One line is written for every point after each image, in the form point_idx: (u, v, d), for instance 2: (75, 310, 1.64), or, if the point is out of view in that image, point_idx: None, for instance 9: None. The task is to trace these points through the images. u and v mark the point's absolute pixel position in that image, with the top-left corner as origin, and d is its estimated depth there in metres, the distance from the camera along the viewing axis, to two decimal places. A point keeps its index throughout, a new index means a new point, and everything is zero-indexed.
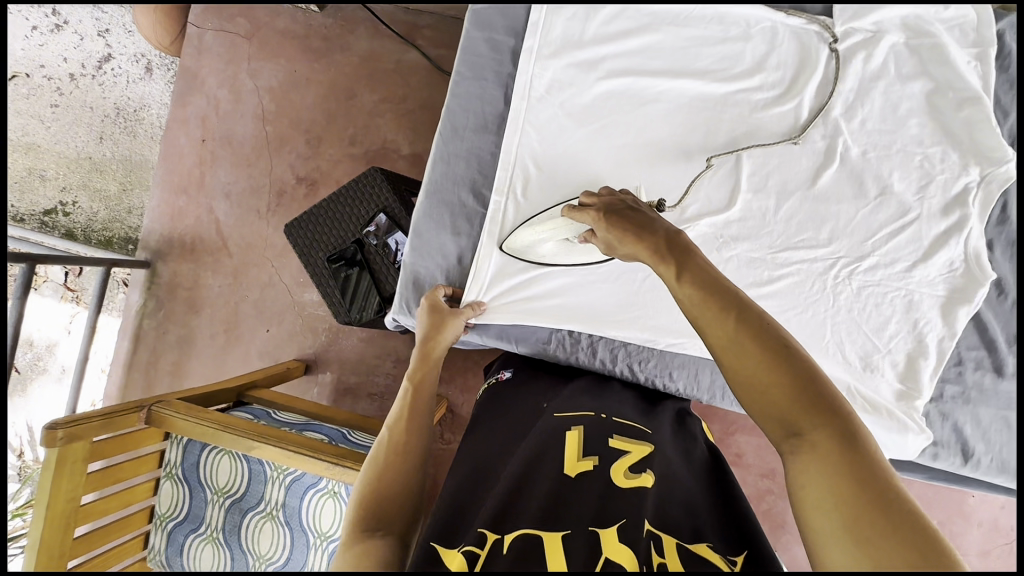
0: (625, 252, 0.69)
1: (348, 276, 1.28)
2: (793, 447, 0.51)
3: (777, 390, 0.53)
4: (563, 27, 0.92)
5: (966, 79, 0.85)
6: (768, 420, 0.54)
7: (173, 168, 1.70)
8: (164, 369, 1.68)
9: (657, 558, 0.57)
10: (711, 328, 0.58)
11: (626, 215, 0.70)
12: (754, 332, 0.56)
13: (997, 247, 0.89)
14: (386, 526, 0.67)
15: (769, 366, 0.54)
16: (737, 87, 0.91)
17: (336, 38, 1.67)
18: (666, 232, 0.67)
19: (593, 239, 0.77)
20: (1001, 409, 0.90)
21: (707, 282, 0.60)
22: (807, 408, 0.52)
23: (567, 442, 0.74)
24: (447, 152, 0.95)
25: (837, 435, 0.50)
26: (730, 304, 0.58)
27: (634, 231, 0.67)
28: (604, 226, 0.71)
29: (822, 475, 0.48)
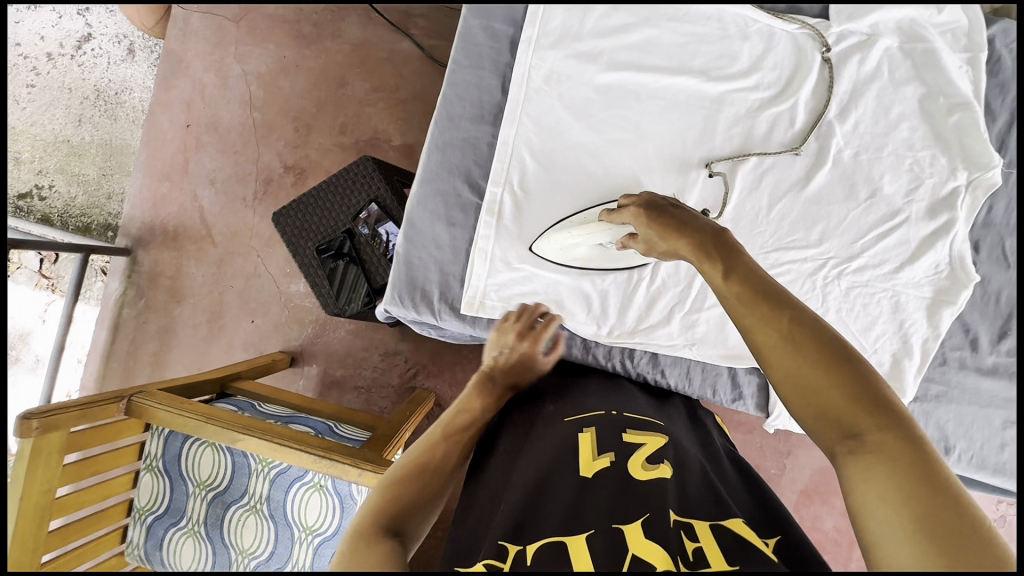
0: (665, 248, 0.72)
1: (338, 266, 1.26)
2: (853, 448, 0.53)
3: (836, 392, 0.55)
4: (562, 17, 0.91)
5: (956, 84, 0.86)
6: (822, 425, 0.56)
7: (156, 153, 1.65)
8: (143, 360, 1.64)
9: (691, 545, 0.57)
10: (761, 328, 0.60)
11: (669, 211, 0.72)
12: (812, 334, 0.58)
13: (982, 249, 0.91)
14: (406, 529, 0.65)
15: (826, 368, 0.56)
16: (732, 87, 0.91)
17: (328, 25, 1.64)
18: (710, 232, 0.68)
19: (632, 243, 0.79)
20: (983, 407, 0.92)
21: (755, 285, 0.62)
22: (869, 412, 0.53)
23: (580, 445, 0.75)
24: (442, 142, 0.93)
25: (897, 438, 0.51)
26: (783, 306, 0.60)
27: (674, 227, 0.70)
28: (645, 224, 0.74)
29: (884, 477, 0.49)
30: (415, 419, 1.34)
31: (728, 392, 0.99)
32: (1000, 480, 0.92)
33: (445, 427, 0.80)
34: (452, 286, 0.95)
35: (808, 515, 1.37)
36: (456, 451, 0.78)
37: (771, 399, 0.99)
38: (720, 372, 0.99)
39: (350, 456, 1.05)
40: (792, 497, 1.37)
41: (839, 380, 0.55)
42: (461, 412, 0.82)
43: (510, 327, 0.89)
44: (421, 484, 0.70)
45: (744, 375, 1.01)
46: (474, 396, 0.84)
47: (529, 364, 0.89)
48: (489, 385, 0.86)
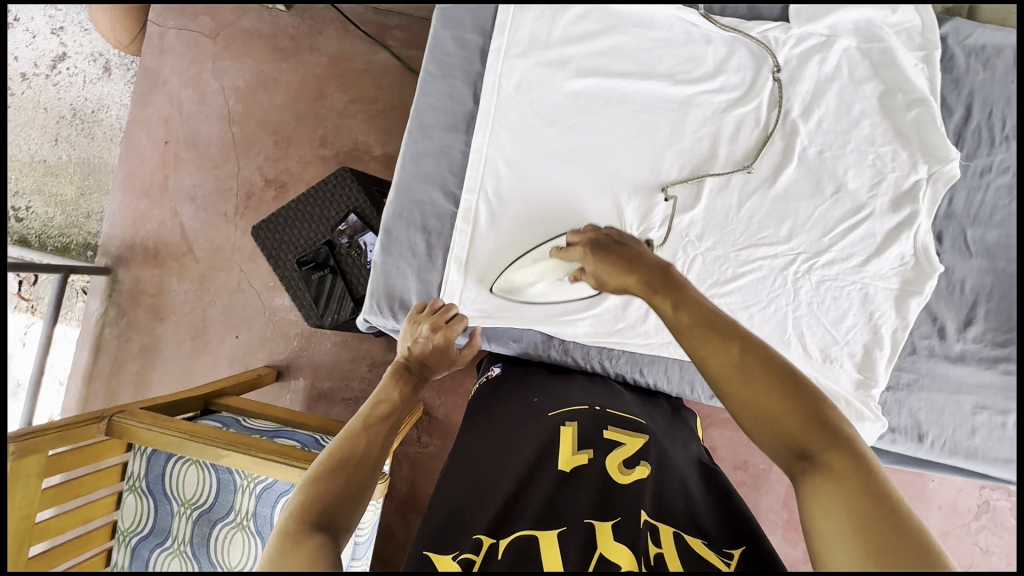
0: (614, 286, 0.75)
1: (319, 277, 1.26)
2: (806, 468, 0.56)
3: (790, 417, 0.58)
4: (530, 27, 0.93)
5: (914, 81, 0.89)
6: (778, 448, 0.59)
7: (134, 171, 1.64)
8: (127, 380, 1.62)
9: (654, 548, 0.61)
10: (716, 358, 0.62)
11: (614, 250, 0.77)
12: (761, 362, 0.61)
13: (945, 239, 0.93)
14: (336, 521, 0.65)
15: (778, 394, 0.59)
16: (698, 89, 0.93)
17: (304, 38, 1.65)
18: (657, 268, 0.72)
19: (583, 277, 0.82)
20: (953, 393, 0.94)
21: (705, 316, 0.65)
22: (820, 434, 0.57)
23: (561, 439, 0.78)
24: (416, 151, 0.94)
25: (844, 456, 0.56)
26: (732, 336, 0.63)
27: (622, 264, 0.74)
28: (593, 262, 0.78)
29: (836, 496, 0.53)
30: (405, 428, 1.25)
31: (706, 387, 0.99)
32: (973, 464, 0.94)
33: (367, 418, 0.80)
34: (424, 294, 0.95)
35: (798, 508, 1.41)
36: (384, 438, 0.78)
37: None
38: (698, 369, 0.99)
39: None
40: (781, 491, 1.41)
41: (790, 404, 0.59)
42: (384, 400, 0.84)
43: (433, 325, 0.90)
44: (347, 474, 0.70)
45: None
46: (393, 387, 0.86)
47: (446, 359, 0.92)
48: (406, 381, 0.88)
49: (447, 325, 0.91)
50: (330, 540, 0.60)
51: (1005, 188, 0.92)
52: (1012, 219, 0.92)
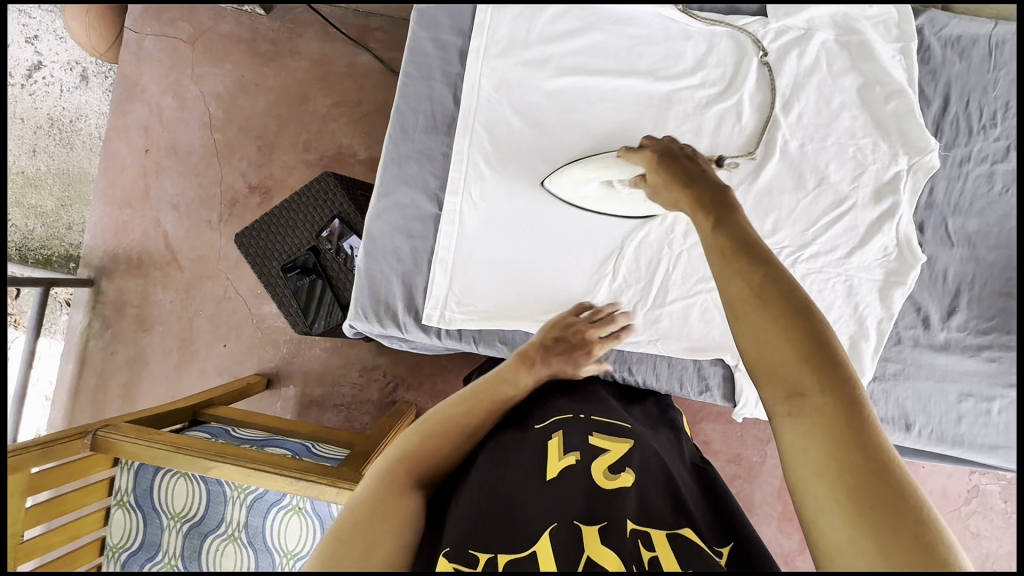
0: (667, 197, 0.69)
1: (305, 285, 1.26)
2: (798, 408, 0.54)
3: (793, 353, 0.55)
4: (509, 27, 0.92)
5: (891, 74, 0.90)
6: (774, 386, 0.57)
7: (114, 181, 1.62)
8: (113, 393, 1.60)
9: (647, 553, 0.60)
10: (734, 286, 0.60)
11: (681, 162, 0.69)
12: (781, 295, 0.58)
13: (927, 229, 0.94)
14: (427, 483, 0.72)
15: (789, 331, 0.56)
16: (679, 85, 0.93)
17: (284, 41, 1.63)
18: (710, 181, 0.68)
19: (641, 185, 0.75)
20: (938, 382, 0.94)
21: (740, 240, 0.62)
22: (822, 375, 0.54)
23: (547, 446, 0.75)
24: (397, 155, 0.93)
25: (839, 401, 0.52)
26: (760, 263, 0.60)
27: (680, 179, 0.68)
28: (655, 171, 0.71)
29: (819, 441, 0.51)
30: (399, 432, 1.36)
31: (695, 382, 0.99)
32: (960, 451, 0.94)
33: (491, 394, 0.82)
34: (409, 299, 0.94)
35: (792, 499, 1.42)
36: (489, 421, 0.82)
37: (737, 388, 0.97)
38: (686, 365, 0.99)
39: (328, 476, 1.05)
40: (775, 482, 1.43)
41: (797, 343, 0.55)
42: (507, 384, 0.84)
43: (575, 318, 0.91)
44: (453, 448, 0.76)
45: (708, 366, 1.00)
46: (522, 373, 0.85)
47: (576, 362, 0.89)
48: (535, 366, 0.86)
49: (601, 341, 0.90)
50: (421, 503, 0.68)
51: (983, 176, 0.93)
52: (989, 208, 0.93)
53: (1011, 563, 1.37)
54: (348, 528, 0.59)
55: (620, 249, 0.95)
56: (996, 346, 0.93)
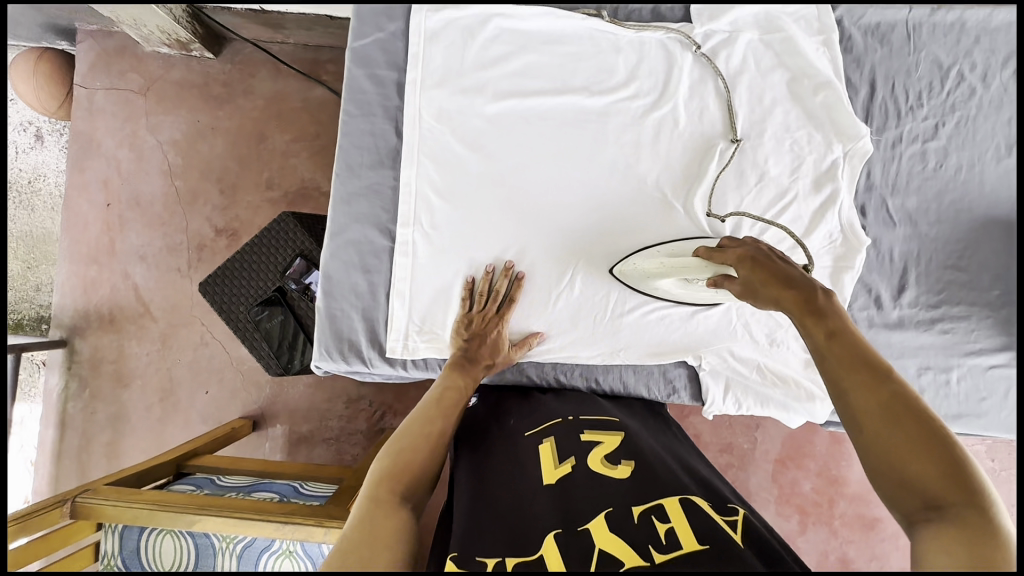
0: (766, 295, 0.70)
1: (275, 326, 1.26)
2: (929, 519, 0.57)
3: (926, 464, 0.58)
4: (443, 57, 0.94)
5: (816, 66, 0.93)
6: (902, 495, 0.59)
7: (77, 239, 1.60)
8: (98, 453, 1.58)
9: (663, 525, 0.67)
10: (861, 397, 0.63)
11: (776, 264, 0.72)
12: (908, 410, 0.61)
13: (869, 212, 0.96)
14: (416, 495, 0.74)
15: (920, 445, 0.59)
16: (616, 97, 0.95)
17: (236, 84, 1.63)
18: (818, 286, 0.69)
19: (727, 283, 0.76)
20: (897, 358, 0.96)
21: (852, 349, 0.65)
22: (952, 485, 0.57)
23: (541, 454, 0.81)
24: (346, 193, 0.94)
25: (971, 513, 0.56)
26: (877, 373, 0.64)
27: (779, 279, 0.70)
28: (749, 269, 0.73)
29: (960, 550, 0.54)
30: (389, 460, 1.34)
31: (661, 386, 1.01)
32: None
33: (438, 402, 0.85)
34: (371, 332, 0.95)
35: (786, 482, 1.45)
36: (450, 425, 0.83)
37: (703, 386, 0.99)
38: (651, 370, 1.00)
39: (314, 516, 1.06)
40: (768, 468, 1.45)
41: (927, 457, 0.58)
42: (448, 388, 0.87)
43: (470, 311, 0.94)
44: (429, 451, 0.79)
45: (673, 368, 1.01)
46: (459, 376, 0.90)
47: (496, 348, 0.93)
48: (468, 368, 0.91)
49: (507, 303, 0.94)
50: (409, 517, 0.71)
51: (917, 155, 0.96)
52: (926, 185, 0.96)
53: None
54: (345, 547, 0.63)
55: (577, 263, 0.95)
56: (948, 318, 0.95)
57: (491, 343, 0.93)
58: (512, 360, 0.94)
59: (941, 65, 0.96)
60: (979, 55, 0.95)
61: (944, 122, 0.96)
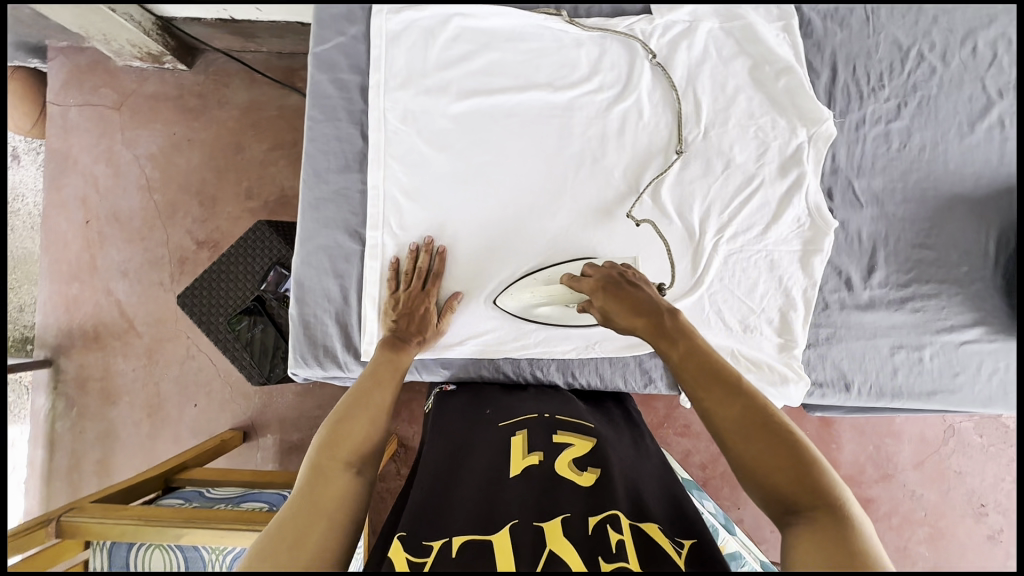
0: (623, 323, 0.80)
1: (254, 335, 1.26)
2: (791, 521, 0.62)
3: (780, 467, 0.65)
4: (405, 58, 0.94)
5: (776, 51, 0.93)
6: (768, 501, 0.65)
7: (58, 258, 1.59)
8: (89, 470, 1.57)
9: (615, 536, 0.66)
10: (719, 411, 0.70)
11: (629, 292, 0.81)
12: (760, 421, 0.68)
13: (836, 194, 0.97)
14: (364, 461, 0.77)
15: (773, 452, 0.66)
16: (579, 92, 0.95)
17: (211, 94, 1.62)
18: (665, 310, 0.80)
19: (590, 308, 0.84)
20: (870, 338, 0.97)
21: (709, 369, 0.73)
22: (804, 486, 0.63)
23: (512, 448, 0.83)
24: (314, 198, 0.94)
25: (824, 509, 0.61)
26: (730, 388, 0.71)
27: (630, 308, 0.80)
28: (602, 297, 0.82)
29: (816, 547, 0.58)
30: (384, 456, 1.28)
31: (637, 377, 1.01)
32: (901, 401, 0.98)
33: (377, 373, 0.86)
34: (345, 337, 0.95)
35: None
36: (390, 392, 0.84)
37: None
38: (627, 362, 1.01)
39: None
40: None
41: (779, 460, 0.65)
42: (386, 360, 0.87)
43: (397, 291, 0.93)
44: (369, 424, 0.80)
45: (649, 359, 1.01)
46: (389, 355, 0.88)
47: (426, 322, 0.92)
48: (400, 346, 0.89)
49: (433, 273, 0.93)
50: (351, 480, 0.74)
51: (881, 136, 0.97)
52: (891, 165, 0.97)
53: (992, 495, 1.41)
54: (291, 512, 0.67)
55: (550, 261, 0.95)
56: (919, 296, 0.96)
57: (419, 319, 0.92)
58: (441, 335, 0.94)
59: (901, 46, 0.96)
60: (938, 34, 0.96)
61: (906, 102, 0.97)
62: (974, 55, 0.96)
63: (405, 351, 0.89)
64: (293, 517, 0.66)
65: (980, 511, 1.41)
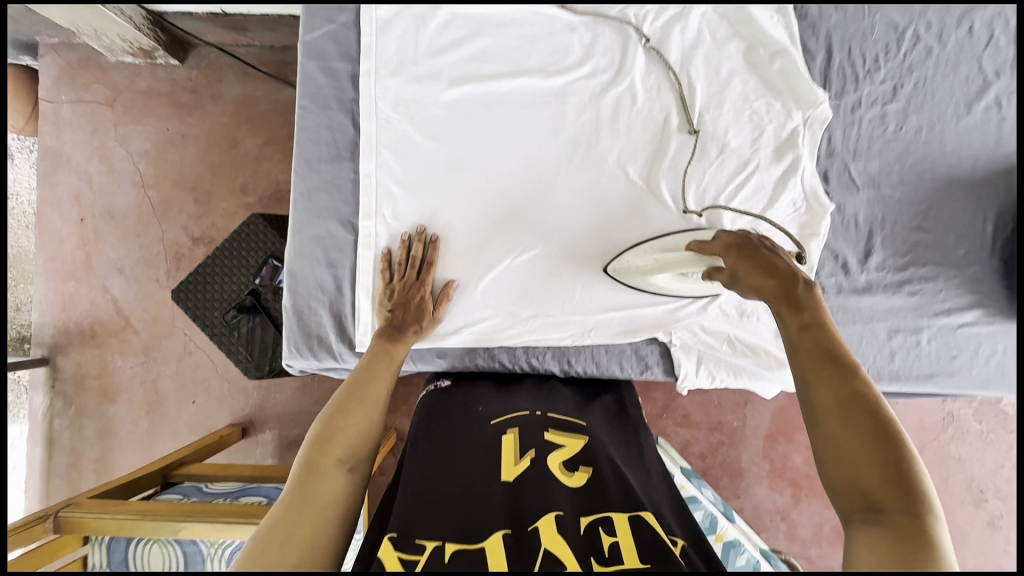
0: (749, 282, 0.75)
1: (251, 329, 1.25)
2: (866, 515, 0.59)
3: (871, 461, 0.60)
4: (395, 45, 0.92)
5: (771, 34, 0.92)
6: (847, 493, 0.61)
7: (53, 256, 1.58)
8: (88, 468, 1.57)
9: (608, 539, 0.66)
10: (822, 388, 0.66)
11: (760, 253, 0.76)
12: (869, 410, 0.63)
13: (832, 177, 0.96)
14: (354, 459, 0.76)
15: (870, 444, 0.61)
16: (572, 78, 0.94)
17: (204, 88, 1.60)
18: (800, 278, 0.74)
19: (717, 275, 0.80)
20: (867, 322, 0.96)
21: (825, 346, 0.68)
22: (894, 487, 0.58)
23: (503, 447, 0.82)
24: (306, 188, 0.93)
25: (910, 516, 0.57)
26: (845, 370, 0.66)
27: (756, 264, 0.75)
28: (734, 256, 0.78)
29: (891, 549, 0.55)
30: (383, 452, 1.26)
31: (634, 362, 1.01)
32: (898, 385, 0.98)
33: (372, 369, 0.85)
34: (340, 326, 0.95)
35: (778, 456, 1.45)
36: (383, 388, 0.84)
37: (675, 361, 1.00)
38: (624, 347, 1.00)
39: None
40: (758, 443, 1.45)
41: (873, 451, 0.61)
42: (380, 355, 0.87)
43: (391, 281, 0.94)
44: (362, 420, 0.79)
45: (646, 346, 1.01)
46: (383, 348, 0.88)
47: (422, 311, 0.92)
48: (395, 337, 0.90)
49: (427, 262, 0.93)
50: (343, 478, 0.73)
51: (877, 119, 0.96)
52: (888, 147, 0.96)
53: (992, 481, 1.41)
54: (284, 510, 0.66)
55: (543, 249, 0.95)
56: (916, 279, 0.96)
57: (416, 309, 0.92)
58: (439, 322, 0.94)
59: (898, 27, 0.94)
60: (934, 13, 0.94)
61: (903, 84, 0.96)
62: (972, 35, 0.95)
63: (400, 342, 0.90)
64: (286, 514, 0.66)
65: (980, 498, 1.41)
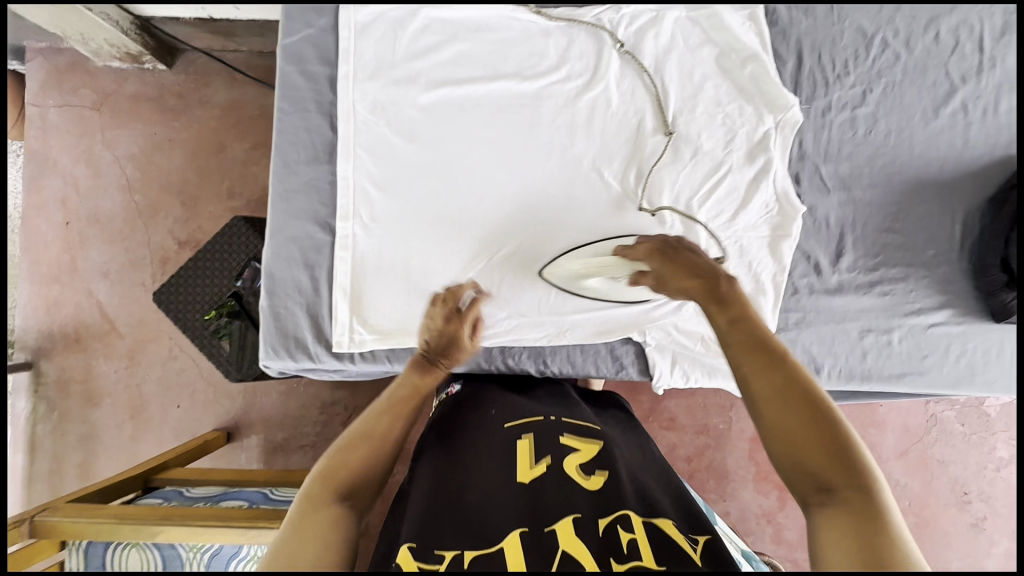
0: (673, 286, 0.76)
1: (231, 331, 1.24)
2: (821, 500, 0.59)
3: (814, 445, 0.60)
4: (373, 49, 0.94)
5: (742, 39, 0.94)
6: (799, 479, 0.61)
7: (37, 260, 1.57)
8: (71, 474, 1.56)
9: (626, 536, 0.67)
10: (756, 379, 0.65)
11: (685, 257, 0.77)
12: (803, 396, 0.62)
13: (804, 179, 0.98)
14: (357, 497, 0.71)
15: (810, 429, 0.61)
16: (548, 81, 0.95)
17: (191, 93, 1.61)
18: (721, 276, 0.73)
19: (643, 280, 0.81)
20: (839, 322, 0.98)
21: (753, 335, 0.67)
22: (838, 466, 0.59)
23: (520, 451, 0.81)
24: (284, 190, 0.94)
25: (861, 493, 0.57)
26: (773, 356, 0.65)
27: (685, 268, 0.75)
28: (659, 262, 0.79)
29: (850, 530, 0.55)
30: None
31: (609, 363, 1.01)
32: (871, 384, 0.99)
33: (392, 401, 0.79)
34: (316, 327, 0.95)
35: (763, 458, 1.46)
36: (398, 425, 0.78)
37: (651, 362, 1.01)
38: (599, 347, 1.01)
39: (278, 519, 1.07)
40: (744, 446, 1.46)
41: (816, 435, 0.61)
42: (403, 386, 0.81)
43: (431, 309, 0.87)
44: (371, 456, 0.73)
45: (621, 345, 1.02)
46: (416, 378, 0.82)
47: (458, 345, 0.86)
48: (428, 368, 0.84)
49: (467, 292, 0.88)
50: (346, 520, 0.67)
51: (847, 122, 0.98)
52: (858, 150, 0.98)
53: (974, 482, 1.42)
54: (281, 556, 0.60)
55: (517, 250, 0.96)
56: (886, 279, 0.97)
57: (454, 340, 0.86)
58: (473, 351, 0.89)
59: (865, 33, 0.97)
60: (900, 20, 0.96)
61: (871, 88, 0.98)
62: (937, 41, 0.97)
63: (433, 374, 0.84)
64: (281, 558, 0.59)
65: (963, 499, 1.42)
